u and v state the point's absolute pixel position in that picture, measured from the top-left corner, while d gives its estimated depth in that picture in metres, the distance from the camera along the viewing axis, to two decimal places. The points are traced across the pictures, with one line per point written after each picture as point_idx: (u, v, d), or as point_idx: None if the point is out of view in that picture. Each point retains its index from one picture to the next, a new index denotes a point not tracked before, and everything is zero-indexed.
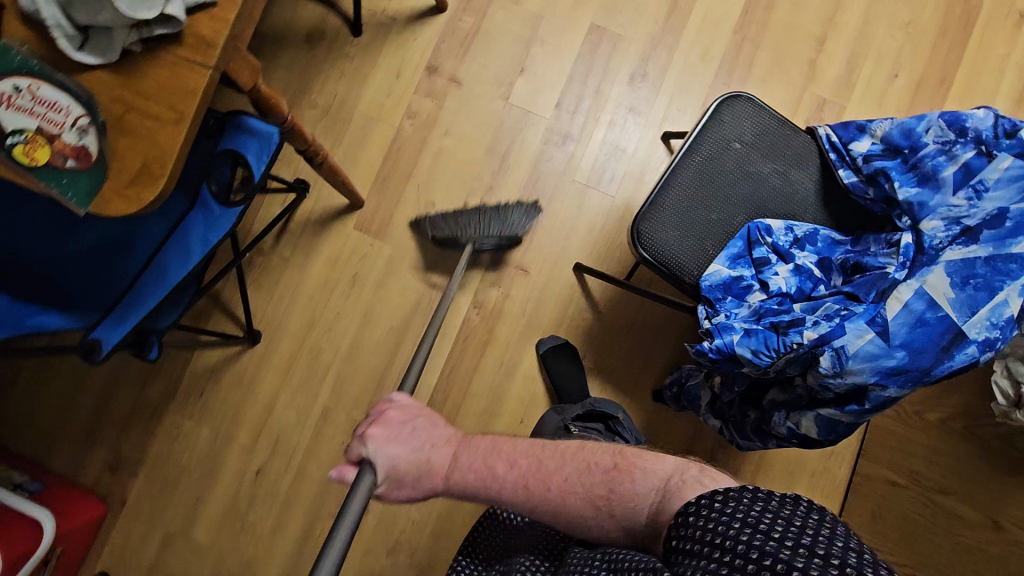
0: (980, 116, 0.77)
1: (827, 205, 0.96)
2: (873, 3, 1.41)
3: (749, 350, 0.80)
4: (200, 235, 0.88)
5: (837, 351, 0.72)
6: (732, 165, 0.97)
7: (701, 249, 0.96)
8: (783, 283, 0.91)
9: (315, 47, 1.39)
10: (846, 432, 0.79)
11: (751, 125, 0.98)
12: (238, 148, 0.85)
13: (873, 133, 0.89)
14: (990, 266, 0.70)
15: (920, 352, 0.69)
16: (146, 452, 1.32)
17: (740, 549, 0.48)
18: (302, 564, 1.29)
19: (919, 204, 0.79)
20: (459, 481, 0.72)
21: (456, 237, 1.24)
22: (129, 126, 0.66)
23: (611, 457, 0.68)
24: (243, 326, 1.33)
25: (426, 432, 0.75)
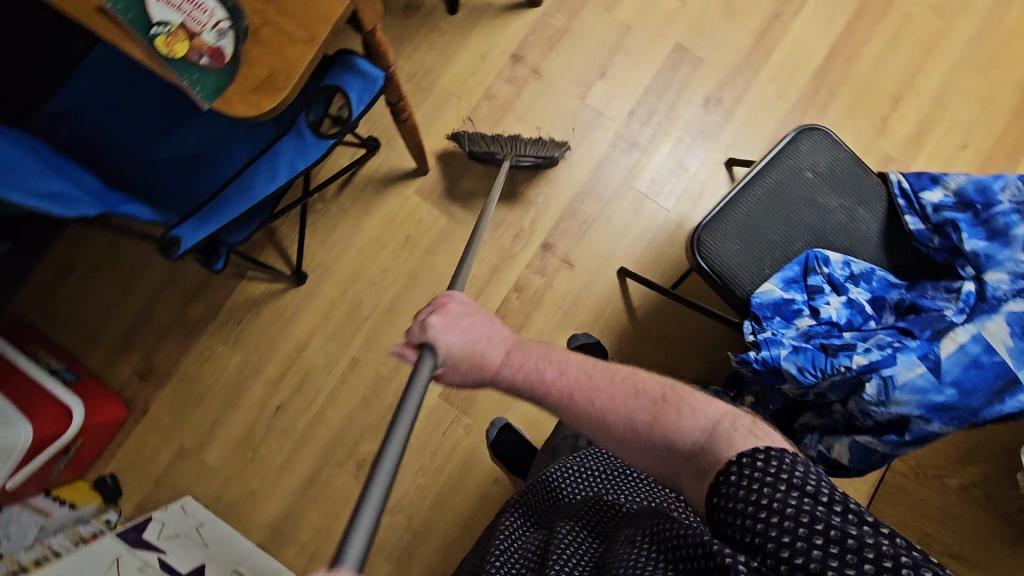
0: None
1: (888, 247, 0.98)
2: (953, 73, 1.43)
3: (794, 366, 0.82)
4: (289, 160, 0.91)
5: (885, 379, 0.74)
6: (801, 192, 1.00)
7: (758, 267, 0.98)
8: (834, 313, 0.92)
9: (411, 17, 1.45)
10: (879, 462, 0.80)
11: (826, 158, 1.01)
12: (342, 84, 0.90)
13: (946, 186, 0.93)
14: None
15: (971, 393, 0.72)
16: (177, 367, 1.37)
17: (790, 512, 0.49)
18: (303, 504, 1.32)
19: (986, 256, 0.81)
20: (507, 381, 0.67)
21: (492, 152, 1.29)
22: (264, 38, 0.71)
23: (660, 388, 0.64)
24: (291, 265, 1.37)
25: (484, 326, 0.69)
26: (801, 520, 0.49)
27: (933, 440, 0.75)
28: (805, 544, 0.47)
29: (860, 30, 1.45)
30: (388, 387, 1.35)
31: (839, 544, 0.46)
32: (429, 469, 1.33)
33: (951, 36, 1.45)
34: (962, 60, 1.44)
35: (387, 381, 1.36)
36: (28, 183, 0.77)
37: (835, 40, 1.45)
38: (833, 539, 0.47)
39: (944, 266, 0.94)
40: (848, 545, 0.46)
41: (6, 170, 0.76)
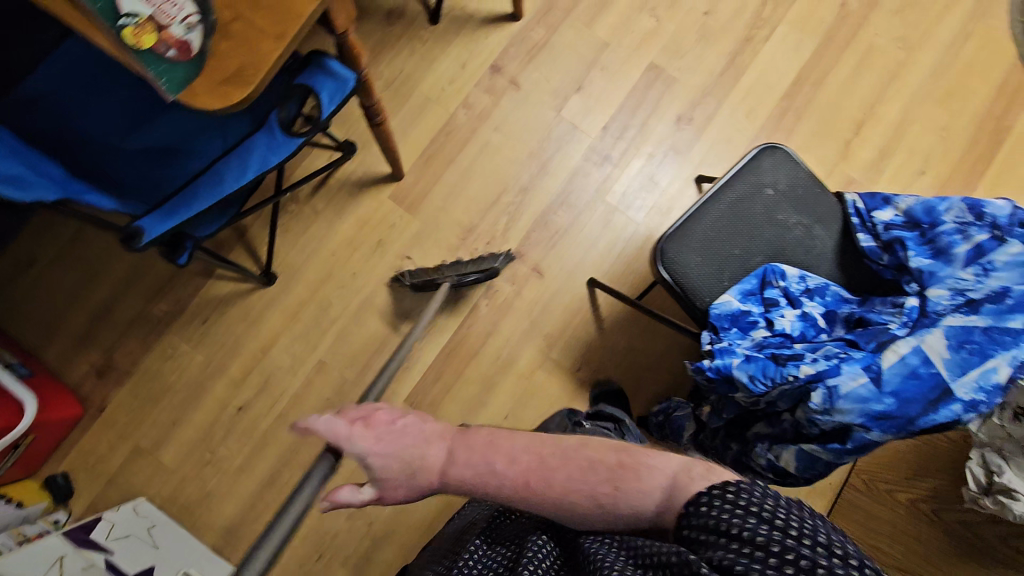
0: (1004, 209, 0.82)
1: (841, 264, 1.01)
2: (913, 102, 1.49)
3: (745, 375, 0.84)
4: (260, 155, 0.91)
5: (830, 388, 0.76)
6: (761, 209, 1.02)
7: (718, 280, 1.00)
8: (788, 325, 0.95)
9: (393, 24, 1.47)
10: (824, 470, 0.82)
11: (786, 176, 1.03)
12: (314, 84, 0.91)
13: (896, 206, 0.98)
14: (986, 335, 0.73)
15: (909, 403, 0.73)
16: (138, 364, 1.35)
17: (762, 541, 0.51)
18: (262, 507, 1.31)
19: (929, 273, 0.83)
20: (454, 478, 0.68)
21: (434, 279, 1.31)
22: (234, 33, 0.71)
23: (614, 454, 0.66)
24: (261, 265, 1.37)
25: (417, 429, 0.70)
26: (769, 547, 0.51)
27: (874, 449, 0.77)
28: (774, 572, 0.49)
29: (827, 57, 1.51)
30: (353, 390, 1.35)
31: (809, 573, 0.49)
32: None
33: (913, 66, 1.50)
34: (922, 90, 1.50)
35: (352, 384, 1.35)
36: None
37: (804, 66, 1.50)
38: (801, 568, 0.49)
39: (892, 283, 0.97)
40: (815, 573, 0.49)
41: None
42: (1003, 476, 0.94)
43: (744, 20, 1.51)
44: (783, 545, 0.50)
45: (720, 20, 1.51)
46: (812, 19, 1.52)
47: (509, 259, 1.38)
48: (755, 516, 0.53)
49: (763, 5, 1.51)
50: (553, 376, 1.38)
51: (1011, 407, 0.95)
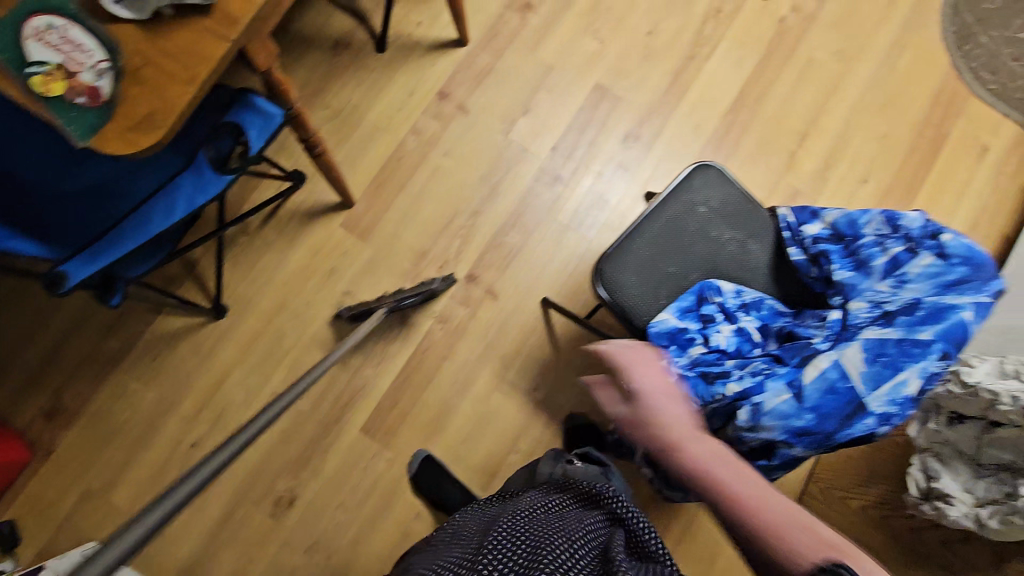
0: (917, 221, 0.86)
1: (775, 277, 1.03)
2: (854, 113, 1.52)
3: (677, 395, 0.84)
4: (187, 195, 0.92)
5: (755, 406, 0.77)
6: (695, 227, 1.04)
7: (654, 299, 1.01)
8: (723, 341, 0.94)
9: (340, 54, 1.48)
10: (755, 486, 0.84)
11: (718, 193, 1.05)
12: (241, 123, 0.92)
13: (823, 219, 0.97)
14: (900, 347, 0.74)
15: (826, 418, 0.74)
16: (87, 405, 1.33)
17: None
18: (218, 545, 1.29)
19: (850, 285, 0.88)
20: (676, 447, 0.76)
21: (373, 306, 1.31)
22: (143, 78, 0.71)
23: (797, 524, 0.62)
24: (211, 299, 1.36)
25: (686, 409, 0.81)
26: None
27: (799, 463, 0.79)
28: None
29: (769, 72, 1.53)
30: (309, 420, 1.34)
31: None
32: (350, 504, 1.32)
33: (852, 77, 1.54)
34: (862, 100, 1.53)
35: (308, 415, 1.35)
36: None
37: (747, 80, 1.53)
38: None
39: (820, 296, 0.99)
40: None
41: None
42: (940, 481, 0.95)
43: (686, 38, 1.54)
44: None
45: (662, 39, 1.53)
46: (753, 35, 1.55)
47: (452, 282, 1.39)
48: None
49: (704, 23, 1.54)
50: (510, 398, 1.38)
51: (946, 412, 0.96)
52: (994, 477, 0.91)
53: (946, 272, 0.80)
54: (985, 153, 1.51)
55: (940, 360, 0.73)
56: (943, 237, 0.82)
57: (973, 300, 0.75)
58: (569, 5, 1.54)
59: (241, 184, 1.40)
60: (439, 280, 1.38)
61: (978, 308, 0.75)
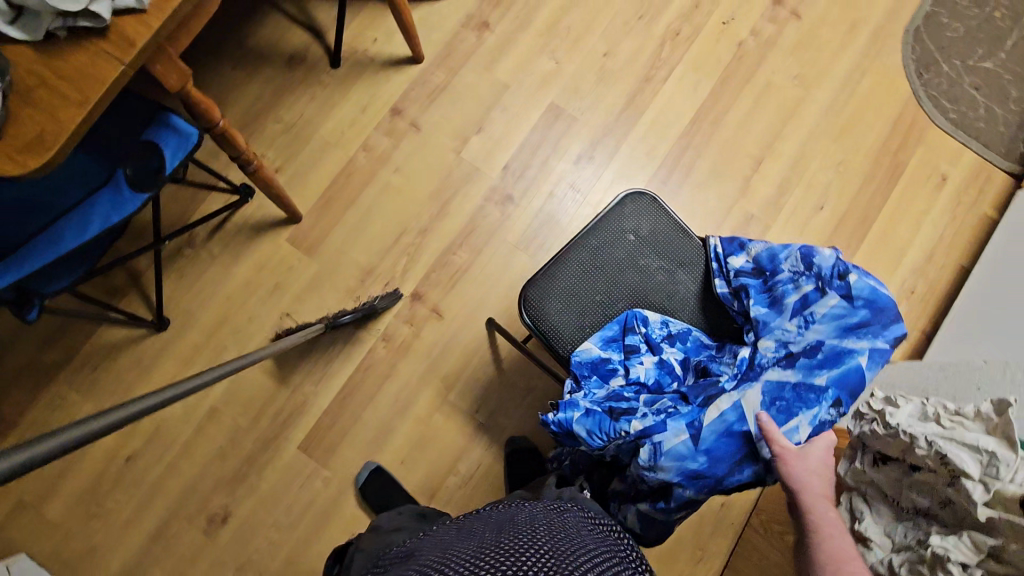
0: (829, 258, 0.87)
1: (702, 308, 1.02)
2: (811, 138, 1.51)
3: (584, 429, 0.85)
4: (103, 212, 0.91)
5: (654, 445, 0.78)
6: (623, 255, 1.03)
7: (579, 327, 1.00)
8: (642, 373, 0.93)
9: (294, 69, 1.48)
10: (661, 527, 0.86)
11: (648, 221, 1.04)
12: (158, 140, 0.92)
13: (748, 251, 0.97)
14: (795, 392, 0.79)
15: (718, 460, 0.77)
16: (24, 415, 1.32)
17: None
18: (147, 561, 1.28)
19: (763, 322, 0.89)
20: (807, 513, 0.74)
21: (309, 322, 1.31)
22: (34, 99, 0.71)
23: None
24: (154, 311, 1.36)
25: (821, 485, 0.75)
26: None
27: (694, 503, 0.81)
28: None
29: (725, 95, 1.52)
30: (246, 438, 1.33)
31: None
32: (283, 524, 1.30)
33: (811, 103, 1.53)
34: (820, 126, 1.52)
35: (246, 432, 1.33)
36: None
37: (704, 103, 1.52)
38: None
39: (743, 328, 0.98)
40: None
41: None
42: (862, 523, 0.87)
43: (643, 60, 1.53)
44: None
45: (619, 60, 1.53)
46: (710, 58, 1.54)
47: (398, 298, 1.39)
48: None
49: (661, 46, 1.54)
50: (451, 419, 1.36)
51: (871, 451, 0.91)
52: (912, 521, 0.83)
53: (850, 315, 0.82)
54: (943, 183, 1.50)
55: (831, 408, 0.78)
56: (850, 279, 0.84)
57: (868, 345, 0.79)
58: (526, 24, 1.53)
59: (188, 197, 1.39)
60: (382, 297, 1.37)
61: (873, 354, 0.79)
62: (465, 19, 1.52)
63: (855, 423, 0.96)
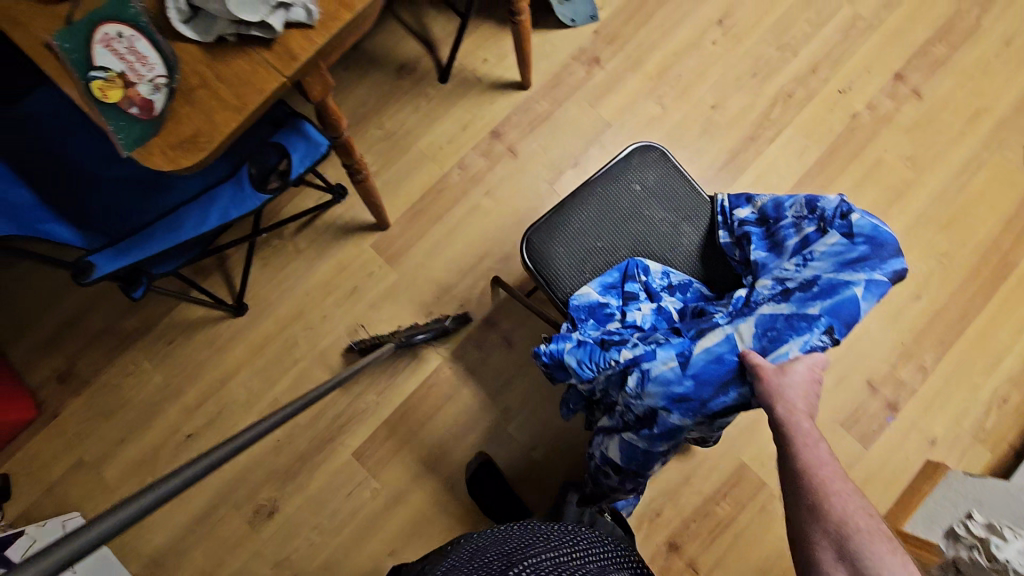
0: (833, 202, 0.87)
1: (702, 261, 1.02)
2: (917, 223, 1.45)
3: (575, 360, 0.89)
4: (223, 205, 0.93)
5: (643, 372, 0.81)
6: (628, 205, 1.04)
7: (580, 273, 1.01)
8: (639, 318, 0.93)
9: (402, 79, 1.50)
10: (643, 459, 0.89)
11: (656, 173, 1.05)
12: (287, 145, 0.93)
13: (755, 204, 0.98)
14: (787, 322, 0.78)
15: (704, 384, 0.78)
16: (97, 376, 1.35)
17: None
18: (190, 540, 1.29)
19: (763, 265, 0.91)
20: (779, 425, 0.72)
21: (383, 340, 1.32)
22: (195, 99, 0.73)
23: (878, 530, 0.64)
24: (234, 295, 1.38)
25: (807, 403, 0.73)
26: None
27: (681, 432, 0.82)
28: None
29: (831, 166, 1.47)
30: (302, 435, 1.34)
31: None
32: (326, 527, 1.30)
33: (921, 186, 1.46)
34: (927, 213, 1.45)
35: (303, 429, 1.34)
36: None
37: (808, 170, 1.47)
38: None
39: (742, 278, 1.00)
40: None
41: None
42: None
43: (750, 118, 1.49)
44: None
45: (725, 115, 1.50)
46: (820, 126, 1.49)
47: (468, 321, 1.38)
48: None
49: (771, 107, 1.50)
50: (505, 453, 1.35)
51: None
52: None
53: (848, 250, 0.81)
54: None
55: (824, 335, 0.77)
56: (852, 217, 0.84)
57: (866, 276, 0.77)
58: (637, 66, 1.51)
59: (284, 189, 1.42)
60: (453, 319, 1.36)
61: (871, 285, 0.77)
62: (577, 52, 1.52)
63: (951, 546, 0.92)
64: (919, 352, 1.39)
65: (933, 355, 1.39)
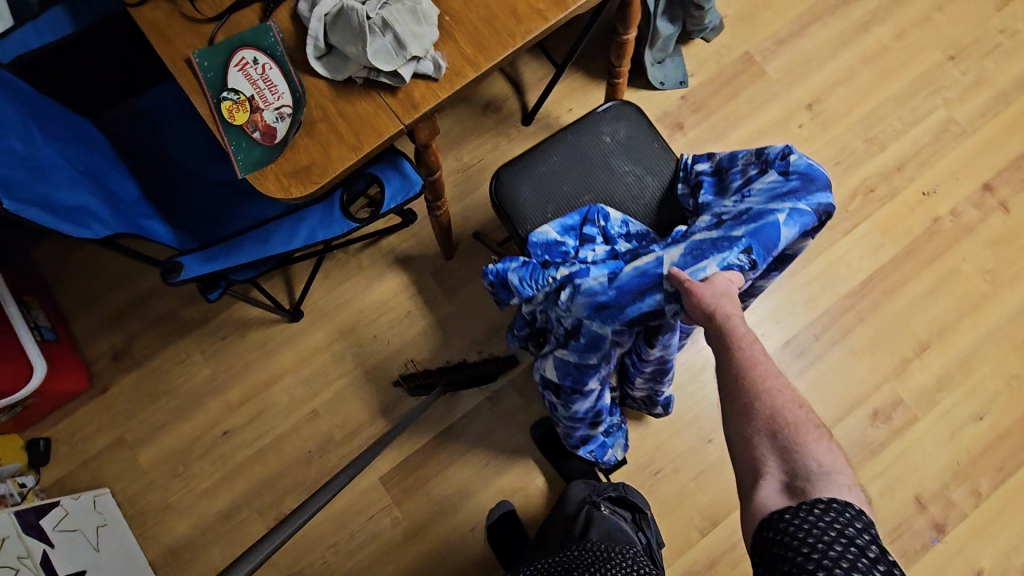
0: (778, 148, 0.88)
1: (659, 214, 1.07)
2: (989, 339, 1.40)
3: (517, 278, 0.94)
4: (311, 226, 0.96)
5: (575, 287, 0.85)
6: (596, 154, 1.08)
7: (541, 213, 1.06)
8: (592, 255, 0.97)
9: (487, 116, 1.52)
10: (576, 374, 0.96)
11: (627, 127, 1.09)
12: (381, 176, 0.95)
13: (712, 157, 1.01)
14: (714, 243, 0.77)
15: (624, 292, 0.80)
16: (149, 359, 1.38)
17: (825, 548, 0.57)
18: (209, 536, 1.31)
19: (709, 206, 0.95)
20: (714, 337, 0.70)
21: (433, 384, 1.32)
22: (315, 133, 0.75)
23: (809, 421, 0.66)
24: (292, 301, 1.40)
25: (738, 311, 0.71)
26: (834, 548, 0.57)
27: (605, 342, 0.86)
28: (827, 548, 0.57)
29: (906, 267, 1.44)
30: (334, 450, 1.35)
31: (852, 543, 0.57)
32: (343, 548, 1.30)
33: (997, 302, 1.42)
34: (1000, 331, 1.40)
35: (337, 445, 1.35)
36: (55, 194, 0.76)
37: (881, 266, 1.44)
38: (843, 555, 0.56)
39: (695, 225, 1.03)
40: (848, 543, 0.57)
41: (30, 176, 0.75)
42: None
43: None
44: (846, 541, 0.57)
45: None
46: (899, 225, 1.46)
47: (514, 364, 1.36)
48: (836, 529, 0.58)
49: (851, 198, 1.47)
50: (531, 505, 1.33)
51: None
52: None
53: (781, 187, 0.82)
54: None
55: (743, 254, 0.75)
56: (790, 158, 0.85)
57: (790, 206, 0.77)
58: (719, 138, 1.51)
59: None
60: (500, 361, 1.35)
61: (794, 214, 0.76)
62: (661, 115, 1.53)
63: None
64: (975, 475, 1.33)
65: (990, 481, 1.32)
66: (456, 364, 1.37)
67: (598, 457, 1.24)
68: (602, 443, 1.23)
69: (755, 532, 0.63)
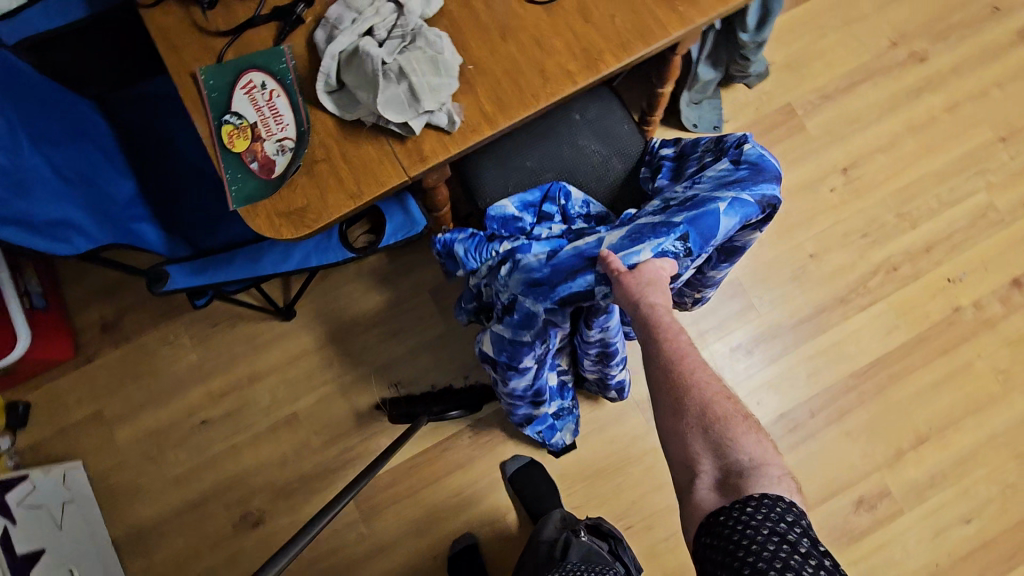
0: (736, 138, 0.88)
1: (623, 197, 1.03)
2: (990, 442, 1.35)
3: (463, 249, 0.94)
4: (305, 250, 0.92)
5: (515, 261, 0.85)
6: (565, 131, 1.03)
7: (502, 186, 1.01)
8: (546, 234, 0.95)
9: None
10: (511, 350, 0.92)
11: (597, 105, 1.04)
12: (384, 210, 0.92)
13: (676, 142, 1.00)
14: (653, 229, 0.74)
15: (559, 270, 0.78)
16: (136, 337, 1.37)
17: (760, 552, 0.54)
18: (174, 522, 1.31)
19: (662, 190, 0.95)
20: (642, 330, 0.66)
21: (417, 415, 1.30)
22: (315, 173, 0.71)
23: (740, 411, 0.62)
24: (286, 300, 1.37)
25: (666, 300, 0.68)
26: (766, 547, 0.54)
27: (539, 321, 0.85)
28: (761, 551, 0.54)
29: (918, 354, 1.39)
30: (308, 457, 1.34)
31: (786, 542, 0.54)
32: (304, 555, 1.30)
33: (1005, 404, 1.37)
34: (1003, 435, 1.35)
35: (312, 452, 1.34)
36: (32, 209, 0.77)
37: (891, 349, 1.39)
38: (777, 556, 0.53)
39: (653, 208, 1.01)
40: (783, 543, 0.54)
41: (11, 190, 0.76)
42: None
43: (846, 280, 1.41)
44: (778, 540, 0.54)
45: (822, 269, 1.42)
46: (917, 310, 1.40)
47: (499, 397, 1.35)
48: (769, 528, 0.55)
49: (872, 275, 1.42)
50: (496, 541, 1.32)
51: None
52: None
53: (730, 175, 0.80)
54: None
55: (678, 242, 0.72)
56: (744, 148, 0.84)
57: (733, 195, 0.74)
58: None
59: None
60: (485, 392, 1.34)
61: (734, 204, 0.73)
62: None
63: None
64: None
65: None
66: (440, 391, 1.35)
67: (546, 438, 1.29)
68: (551, 425, 1.28)
69: (696, 539, 0.60)
